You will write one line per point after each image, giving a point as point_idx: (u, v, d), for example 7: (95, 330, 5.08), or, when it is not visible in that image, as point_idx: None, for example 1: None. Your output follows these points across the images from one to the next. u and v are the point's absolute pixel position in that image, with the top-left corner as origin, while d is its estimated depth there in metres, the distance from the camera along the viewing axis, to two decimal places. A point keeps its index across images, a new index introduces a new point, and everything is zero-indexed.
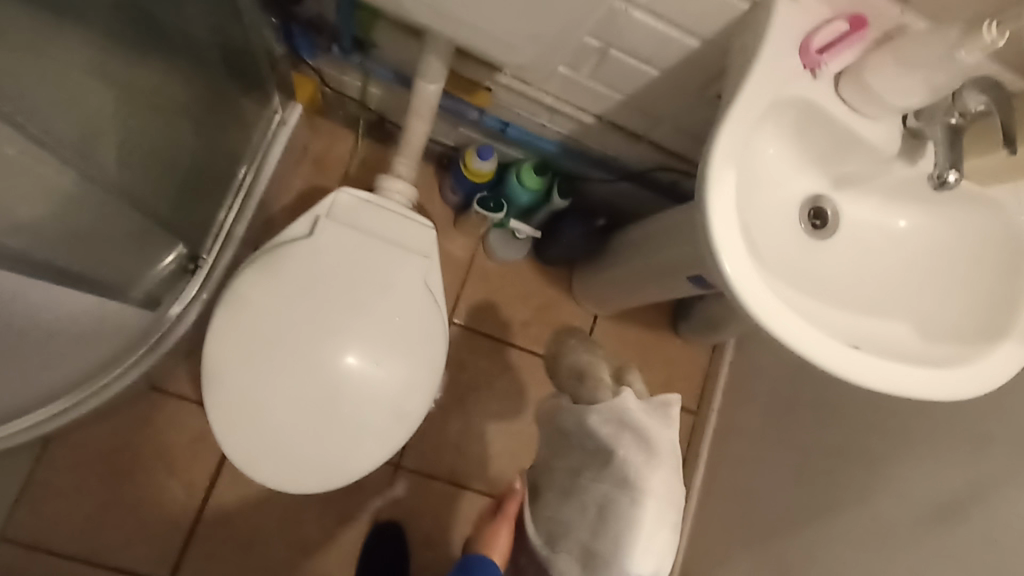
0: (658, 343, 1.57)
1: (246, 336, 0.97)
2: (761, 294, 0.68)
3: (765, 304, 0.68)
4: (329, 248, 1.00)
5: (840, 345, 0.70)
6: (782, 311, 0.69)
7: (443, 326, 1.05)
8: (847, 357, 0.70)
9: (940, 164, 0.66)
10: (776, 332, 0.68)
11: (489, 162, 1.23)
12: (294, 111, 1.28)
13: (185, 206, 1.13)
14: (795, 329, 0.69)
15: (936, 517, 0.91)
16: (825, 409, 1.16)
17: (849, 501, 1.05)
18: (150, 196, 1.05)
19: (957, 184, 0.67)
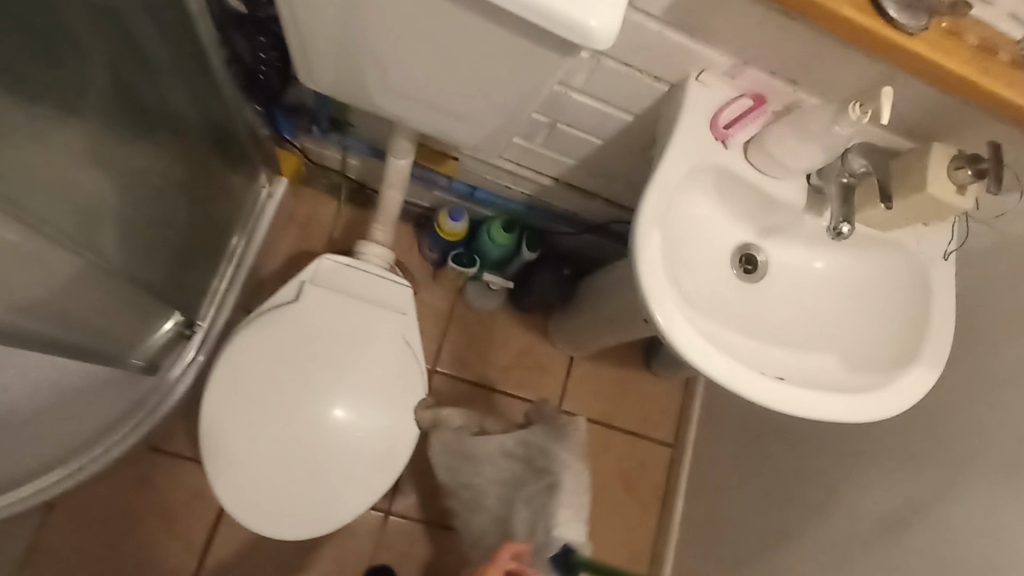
0: (634, 381, 1.66)
1: (238, 396, 1.05)
2: (691, 337, 0.77)
3: (696, 346, 0.77)
4: (313, 310, 1.09)
5: (766, 379, 0.79)
6: (711, 350, 0.78)
7: (421, 375, 1.13)
8: (772, 389, 0.79)
9: (834, 217, 0.77)
10: (706, 369, 0.77)
11: (462, 223, 1.34)
12: (280, 185, 1.40)
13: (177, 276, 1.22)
14: (724, 366, 0.78)
15: (884, 531, 0.98)
16: (787, 437, 1.24)
17: (810, 522, 1.12)
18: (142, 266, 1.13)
19: (852, 234, 0.77)
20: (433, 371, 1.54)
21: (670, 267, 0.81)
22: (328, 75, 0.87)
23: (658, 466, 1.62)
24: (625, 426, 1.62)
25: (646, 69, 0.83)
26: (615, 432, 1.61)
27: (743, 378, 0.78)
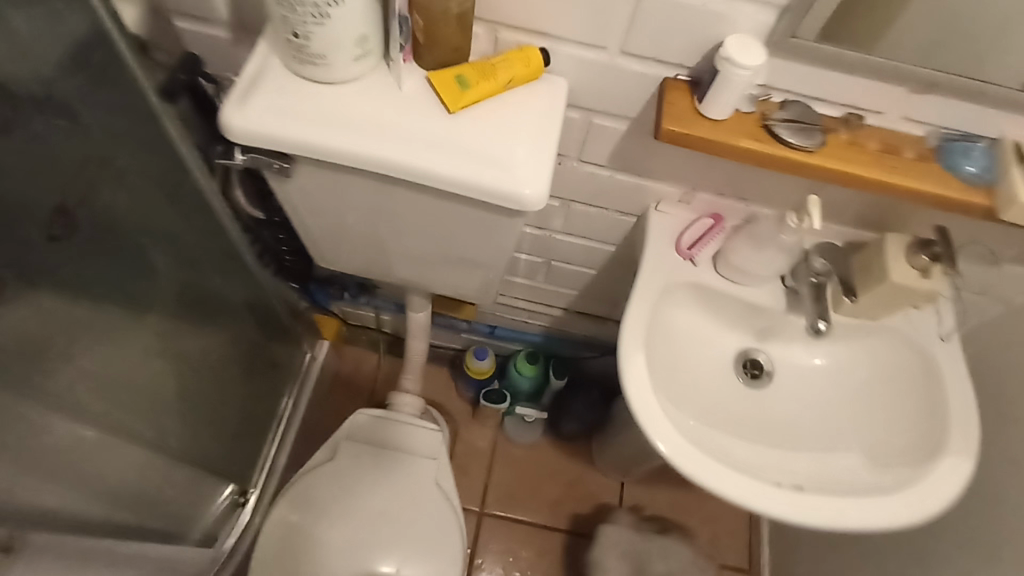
0: (695, 502, 1.58)
1: (282, 562, 1.08)
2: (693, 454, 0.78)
3: (700, 464, 0.77)
4: (348, 466, 1.15)
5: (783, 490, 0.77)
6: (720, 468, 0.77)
7: (458, 520, 1.15)
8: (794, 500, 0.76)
9: (810, 317, 0.80)
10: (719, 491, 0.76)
11: (486, 360, 1.40)
12: (322, 347, 1.53)
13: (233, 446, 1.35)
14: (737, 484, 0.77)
15: None
16: (871, 553, 1.14)
17: None
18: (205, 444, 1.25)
19: (832, 330, 0.80)
20: (482, 513, 1.54)
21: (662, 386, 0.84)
22: (348, 259, 1.01)
23: None
24: None
25: (611, 207, 0.93)
26: None
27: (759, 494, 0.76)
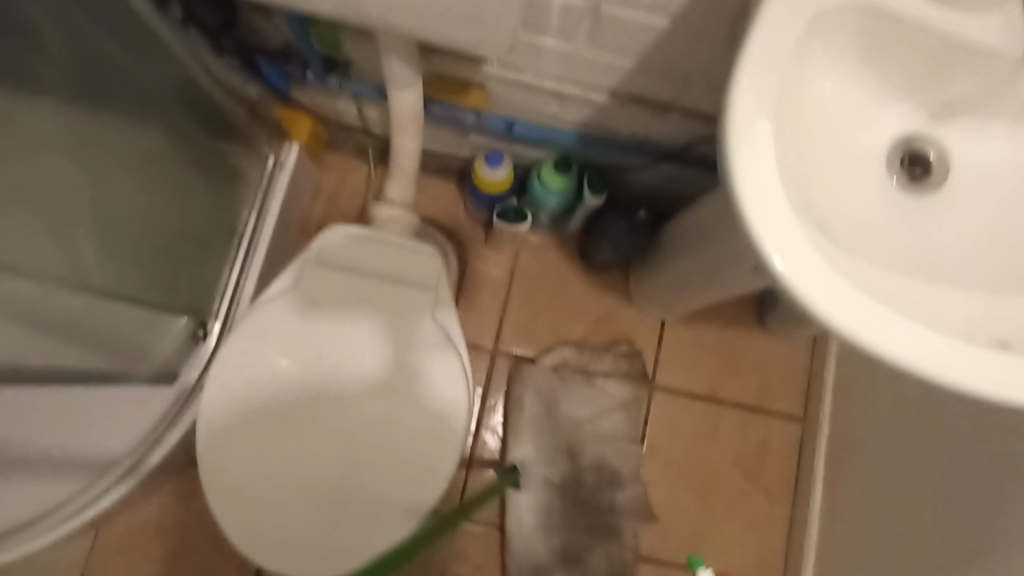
0: (746, 347, 1.36)
1: (240, 406, 0.84)
2: (835, 282, 0.50)
3: (863, 315, 0.49)
4: (317, 292, 0.87)
5: (947, 338, 0.49)
6: (876, 313, 0.50)
7: (463, 368, 0.88)
8: (979, 353, 0.49)
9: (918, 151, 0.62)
10: (865, 345, 0.49)
11: (502, 168, 1.07)
12: (289, 150, 1.17)
13: (184, 266, 1.08)
14: (897, 335, 0.49)
15: (1013, 533, 0.83)
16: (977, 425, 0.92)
17: (1007, 509, 0.84)
18: (149, 247, 1.04)
19: (932, 178, 0.62)
20: (496, 352, 1.32)
21: (783, 164, 0.54)
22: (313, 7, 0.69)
23: (786, 445, 1.33)
24: (740, 401, 1.34)
25: None
26: (725, 408, 1.34)
27: (927, 347, 0.49)
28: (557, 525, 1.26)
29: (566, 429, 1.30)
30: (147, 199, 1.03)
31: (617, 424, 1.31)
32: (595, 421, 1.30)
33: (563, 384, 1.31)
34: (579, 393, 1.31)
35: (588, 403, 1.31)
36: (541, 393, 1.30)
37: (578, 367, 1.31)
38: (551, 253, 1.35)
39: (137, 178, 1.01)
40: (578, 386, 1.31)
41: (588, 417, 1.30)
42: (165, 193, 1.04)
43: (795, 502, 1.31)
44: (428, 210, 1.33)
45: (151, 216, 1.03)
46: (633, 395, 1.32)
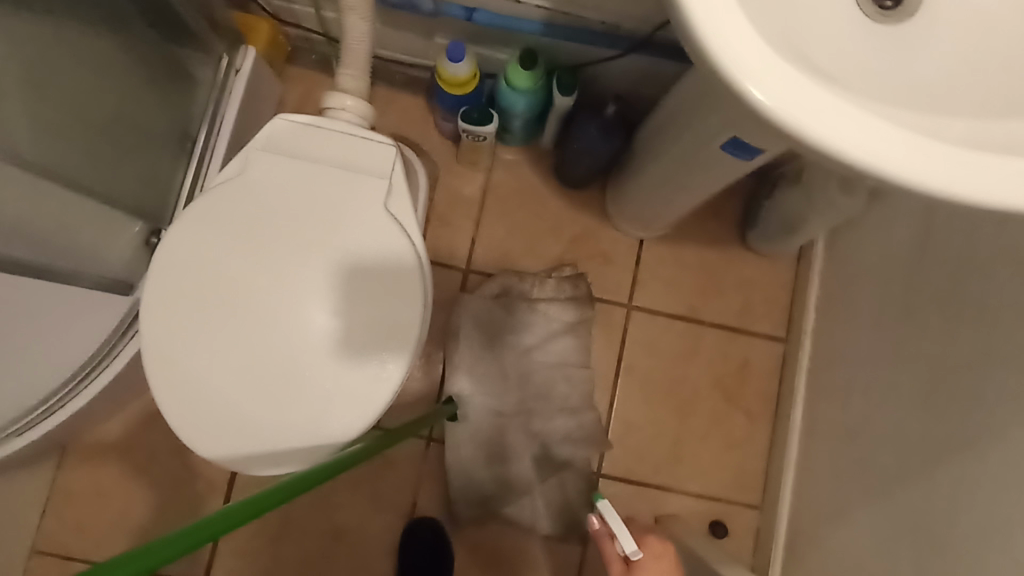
0: (727, 266, 1.31)
1: (184, 299, 0.81)
2: (789, 78, 0.45)
3: (818, 106, 0.45)
4: (264, 182, 0.83)
5: (911, 134, 0.46)
6: (835, 108, 0.46)
7: (417, 260, 0.85)
8: (940, 148, 0.45)
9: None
10: (815, 138, 0.45)
11: (464, 65, 1.01)
12: (244, 55, 1.10)
13: (148, 170, 1.03)
14: (852, 129, 0.45)
15: (992, 421, 0.79)
16: (959, 317, 0.88)
17: (987, 398, 0.80)
18: (119, 152, 0.98)
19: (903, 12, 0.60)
20: (468, 272, 1.27)
21: None
22: None
23: (767, 365, 1.30)
24: (720, 322, 1.30)
25: None
26: (705, 329, 1.30)
27: (887, 140, 0.45)
28: (533, 450, 1.21)
29: (538, 354, 1.23)
30: (111, 100, 0.97)
31: (595, 342, 1.26)
32: (544, 347, 1.24)
33: (541, 300, 1.25)
34: (556, 308, 1.25)
35: (564, 316, 1.25)
36: (514, 314, 1.24)
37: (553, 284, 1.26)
38: (527, 170, 1.30)
39: (97, 79, 0.94)
40: (550, 307, 1.25)
41: (562, 341, 1.24)
42: (124, 94, 0.99)
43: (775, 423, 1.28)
44: (396, 125, 1.28)
45: (116, 117, 0.98)
46: (578, 319, 1.26)
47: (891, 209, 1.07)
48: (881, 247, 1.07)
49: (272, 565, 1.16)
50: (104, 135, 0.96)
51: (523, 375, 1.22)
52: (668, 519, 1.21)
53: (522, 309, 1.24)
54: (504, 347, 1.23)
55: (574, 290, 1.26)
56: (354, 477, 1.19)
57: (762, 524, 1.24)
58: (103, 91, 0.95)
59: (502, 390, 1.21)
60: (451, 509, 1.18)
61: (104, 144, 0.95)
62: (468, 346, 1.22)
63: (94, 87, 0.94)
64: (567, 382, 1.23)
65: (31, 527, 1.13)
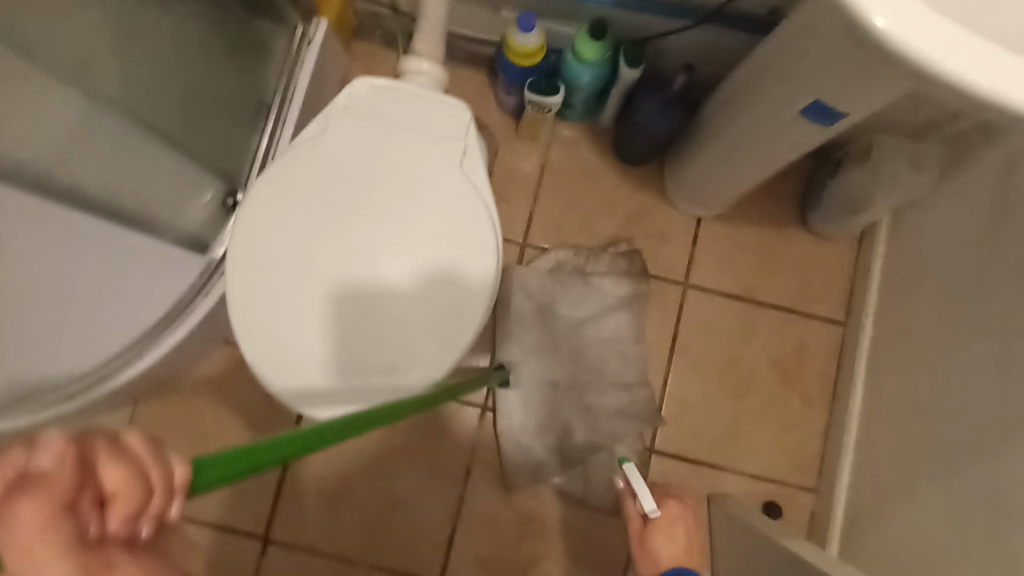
0: (786, 246, 1.30)
1: (266, 253, 0.84)
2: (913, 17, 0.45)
3: None
4: (343, 139, 0.86)
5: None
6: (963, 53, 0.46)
7: (489, 224, 0.86)
8: None
9: None
10: None
11: (533, 35, 1.03)
12: (317, 24, 1.13)
13: (225, 132, 1.06)
14: None
15: None
16: None
17: None
18: (197, 116, 1.01)
19: None
20: (525, 246, 1.27)
21: None
22: None
23: (824, 348, 1.28)
24: (778, 303, 1.29)
25: None
26: (762, 310, 1.28)
27: None
28: (589, 427, 1.21)
29: (593, 328, 1.24)
30: (186, 67, 0.98)
31: (650, 318, 1.26)
32: (597, 322, 1.24)
33: (596, 274, 1.26)
34: (610, 282, 1.25)
35: (619, 291, 1.25)
36: (568, 288, 1.24)
37: (610, 260, 1.26)
38: (584, 146, 1.31)
39: (172, 47, 0.95)
40: (607, 281, 1.25)
41: (617, 316, 1.24)
42: (199, 62, 1.00)
43: (833, 407, 1.26)
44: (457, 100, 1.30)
45: (192, 83, 1.00)
46: (633, 292, 1.25)
47: (962, 185, 1.04)
48: (953, 225, 1.05)
49: (330, 526, 1.19)
50: (184, 102, 0.99)
51: (577, 350, 1.23)
52: (722, 498, 1.20)
53: (574, 283, 1.25)
54: (557, 319, 1.24)
55: (631, 268, 1.26)
56: (409, 445, 1.21)
57: (817, 507, 1.23)
58: (179, 58, 0.97)
59: (557, 363, 1.22)
60: (505, 477, 1.19)
61: (183, 110, 0.98)
62: (520, 316, 1.23)
63: (171, 57, 0.95)
64: (621, 358, 1.23)
65: None
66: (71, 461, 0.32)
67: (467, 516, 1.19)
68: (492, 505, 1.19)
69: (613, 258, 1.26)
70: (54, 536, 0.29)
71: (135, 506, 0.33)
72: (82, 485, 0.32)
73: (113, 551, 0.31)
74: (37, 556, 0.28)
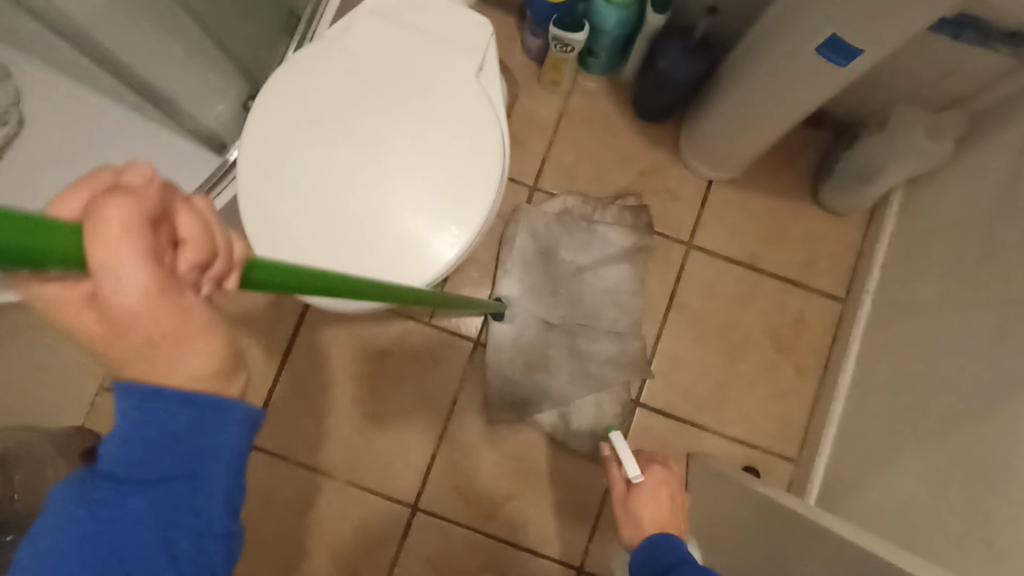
0: (795, 218, 1.30)
1: (280, 137, 0.86)
2: None
3: None
4: (367, 40, 0.88)
5: None
6: None
7: (499, 136, 0.88)
8: None
9: None
10: None
11: None
12: None
13: (256, 34, 1.07)
14: None
15: None
16: None
17: None
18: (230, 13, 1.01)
19: None
20: (534, 190, 1.29)
21: None
22: None
23: (821, 322, 1.28)
24: (779, 273, 1.29)
25: None
26: (763, 278, 1.29)
27: None
28: (577, 370, 1.23)
29: (592, 276, 1.27)
30: None
31: (650, 273, 1.28)
32: (597, 270, 1.27)
33: (602, 224, 1.28)
34: (615, 232, 1.28)
35: (622, 242, 1.28)
36: (573, 233, 1.27)
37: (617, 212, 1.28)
38: (605, 99, 1.31)
39: None
40: (612, 231, 1.28)
41: (617, 267, 1.27)
42: None
43: (824, 381, 1.26)
44: None
45: None
46: (636, 245, 1.28)
47: (978, 160, 1.04)
48: (964, 202, 1.05)
49: (313, 437, 1.21)
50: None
51: (574, 295, 1.26)
52: (702, 455, 1.21)
53: (579, 228, 1.28)
54: (558, 262, 1.26)
55: (636, 222, 1.28)
56: (401, 369, 1.23)
57: (796, 477, 1.23)
58: None
59: (554, 305, 1.25)
60: (490, 409, 1.21)
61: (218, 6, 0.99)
62: (523, 254, 1.26)
63: None
64: (617, 307, 1.26)
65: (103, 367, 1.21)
66: (158, 184, 0.31)
67: (448, 444, 1.21)
68: (474, 436, 1.21)
69: (620, 211, 1.28)
70: (141, 249, 0.29)
71: (207, 251, 0.33)
72: (163, 216, 0.31)
73: (184, 289, 0.32)
74: (123, 260, 0.29)
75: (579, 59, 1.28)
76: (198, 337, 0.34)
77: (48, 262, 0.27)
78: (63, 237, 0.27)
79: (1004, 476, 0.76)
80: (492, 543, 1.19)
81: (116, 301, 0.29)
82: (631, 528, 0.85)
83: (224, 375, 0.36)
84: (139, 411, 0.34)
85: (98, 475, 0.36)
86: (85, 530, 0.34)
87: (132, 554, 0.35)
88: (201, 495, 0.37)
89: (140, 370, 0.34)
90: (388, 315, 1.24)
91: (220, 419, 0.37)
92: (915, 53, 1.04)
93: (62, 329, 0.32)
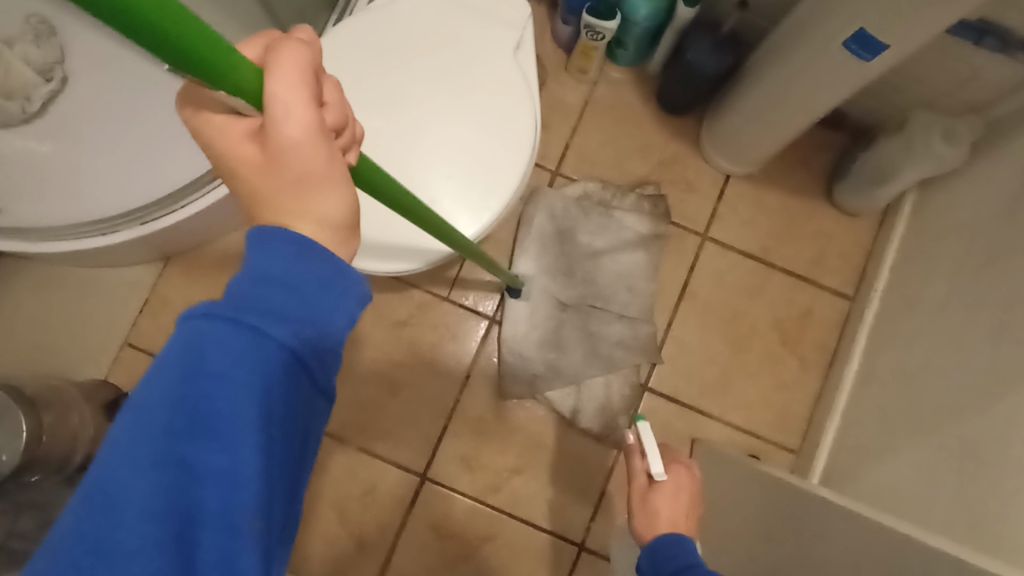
0: (808, 217, 1.33)
1: None
2: None
3: None
4: (411, 13, 0.92)
5: None
6: None
7: (532, 111, 0.91)
8: None
9: None
10: None
11: None
12: None
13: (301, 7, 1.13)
14: None
15: None
16: None
17: None
18: None
19: None
20: (556, 174, 1.32)
21: None
22: None
23: (829, 319, 1.31)
24: (789, 268, 1.32)
25: None
26: (774, 272, 1.32)
27: None
28: (588, 351, 1.27)
29: (607, 261, 1.30)
30: None
31: (664, 261, 1.31)
32: (613, 256, 1.31)
33: (619, 210, 1.32)
34: (631, 218, 1.31)
35: (638, 228, 1.31)
36: (590, 217, 1.31)
37: (635, 202, 1.32)
38: (628, 90, 1.35)
39: None
40: (632, 216, 1.31)
41: (631, 253, 1.30)
42: None
43: (827, 376, 1.29)
44: None
45: None
46: (653, 232, 1.31)
47: (992, 166, 1.07)
48: (976, 206, 1.08)
49: None
50: None
51: (588, 279, 1.29)
52: (706, 441, 1.24)
53: (597, 213, 1.31)
54: (576, 245, 1.30)
55: (654, 211, 1.32)
56: (416, 340, 1.26)
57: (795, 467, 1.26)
58: None
59: (568, 286, 1.29)
60: (501, 384, 1.24)
61: None
62: (541, 234, 1.29)
63: None
64: (630, 293, 1.29)
65: (128, 322, 1.25)
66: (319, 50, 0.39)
67: (458, 416, 1.24)
68: (484, 409, 1.24)
69: (639, 198, 1.32)
70: (306, 90, 0.37)
71: (343, 116, 0.41)
72: (319, 76, 0.39)
73: (329, 140, 0.39)
74: (296, 96, 0.37)
75: (608, 51, 1.31)
76: (329, 187, 0.40)
77: (239, 83, 0.36)
78: (250, 70, 0.36)
79: (1003, 466, 0.78)
80: (495, 515, 1.22)
81: (283, 132, 0.37)
82: (642, 523, 0.83)
83: (342, 233, 0.42)
84: (288, 246, 0.39)
85: (243, 300, 0.38)
86: (230, 346, 0.36)
87: (272, 381, 0.37)
88: (324, 338, 0.40)
89: (283, 209, 0.40)
90: (407, 288, 1.27)
91: (345, 278, 0.41)
92: (934, 58, 1.07)
93: (232, 158, 0.39)
